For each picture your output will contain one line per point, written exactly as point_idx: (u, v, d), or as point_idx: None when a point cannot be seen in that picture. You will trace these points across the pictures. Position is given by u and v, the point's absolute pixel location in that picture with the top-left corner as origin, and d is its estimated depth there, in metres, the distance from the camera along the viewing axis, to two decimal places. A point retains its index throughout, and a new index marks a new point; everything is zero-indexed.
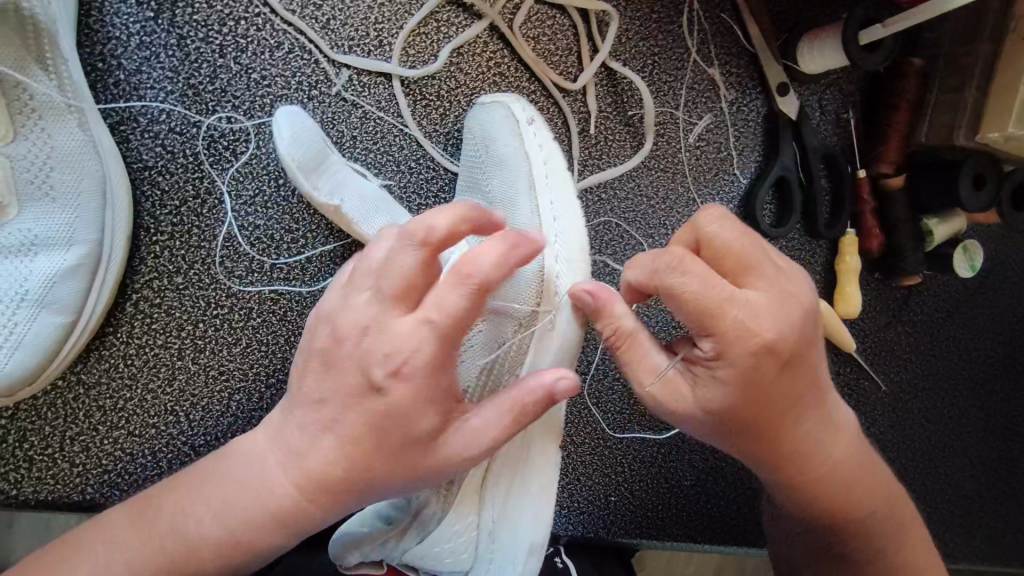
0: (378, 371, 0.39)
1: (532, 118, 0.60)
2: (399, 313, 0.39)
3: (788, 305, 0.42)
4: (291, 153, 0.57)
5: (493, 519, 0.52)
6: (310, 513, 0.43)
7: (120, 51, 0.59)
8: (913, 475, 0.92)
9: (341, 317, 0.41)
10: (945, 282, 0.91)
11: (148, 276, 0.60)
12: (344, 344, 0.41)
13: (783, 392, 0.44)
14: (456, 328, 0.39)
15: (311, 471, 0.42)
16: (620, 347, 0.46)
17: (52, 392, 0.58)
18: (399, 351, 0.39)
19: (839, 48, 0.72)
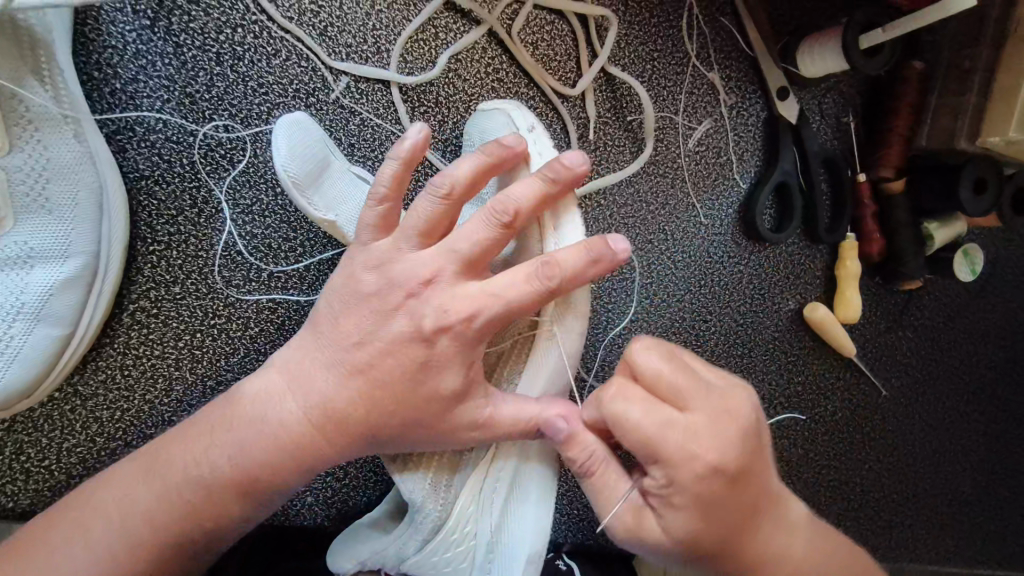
0: (427, 325, 0.45)
1: (533, 125, 0.54)
2: (455, 281, 0.46)
3: (726, 425, 0.43)
4: (288, 169, 0.53)
5: (489, 529, 0.52)
6: (319, 447, 0.47)
7: (116, 60, 0.59)
8: (914, 480, 0.92)
9: (401, 264, 0.46)
10: (946, 286, 0.90)
11: (145, 286, 0.60)
12: (398, 291, 0.46)
13: (737, 506, 0.45)
14: (480, 258, 0.46)
15: (325, 405, 0.47)
16: (591, 475, 0.47)
17: (49, 404, 0.58)
18: (454, 317, 0.45)
19: (839, 52, 0.71)
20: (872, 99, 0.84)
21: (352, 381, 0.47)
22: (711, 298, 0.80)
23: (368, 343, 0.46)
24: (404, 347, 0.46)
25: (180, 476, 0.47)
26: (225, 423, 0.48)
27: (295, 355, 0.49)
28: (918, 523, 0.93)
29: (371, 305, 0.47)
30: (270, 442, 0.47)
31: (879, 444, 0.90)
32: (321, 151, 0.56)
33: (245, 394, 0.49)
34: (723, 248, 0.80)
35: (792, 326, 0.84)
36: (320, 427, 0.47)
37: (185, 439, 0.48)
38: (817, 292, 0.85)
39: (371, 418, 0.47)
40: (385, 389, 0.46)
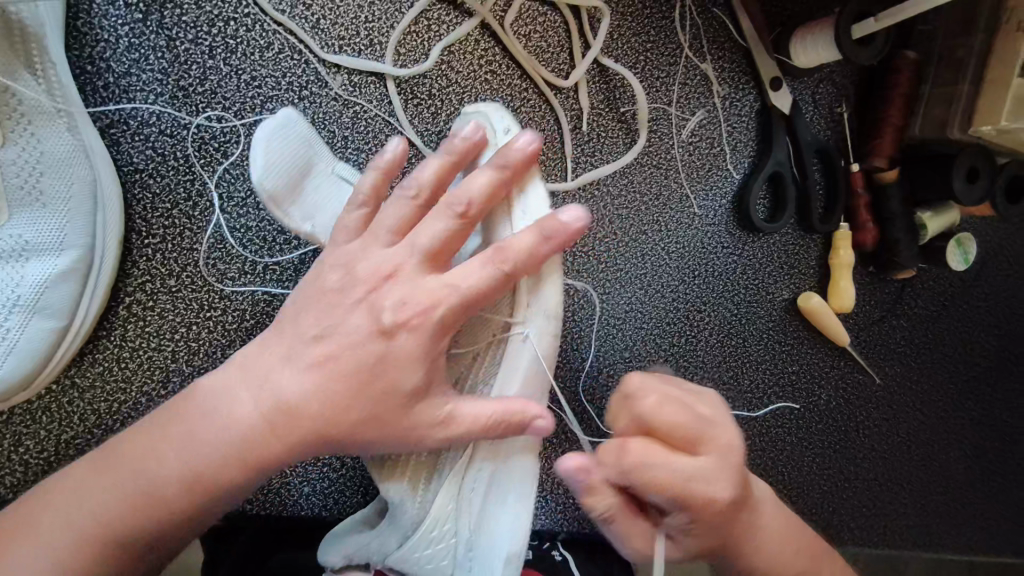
0: (386, 319, 0.47)
1: (509, 128, 0.55)
2: (417, 276, 0.48)
3: (729, 459, 0.47)
4: (264, 182, 0.53)
5: (468, 527, 0.53)
6: (273, 447, 0.47)
7: (109, 53, 0.59)
8: (908, 468, 0.93)
9: (365, 260, 0.49)
10: (939, 274, 0.91)
11: (142, 278, 0.60)
12: (362, 286, 0.48)
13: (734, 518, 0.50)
14: (443, 252, 0.49)
15: (281, 404, 0.47)
16: (614, 517, 0.49)
17: (47, 396, 0.58)
18: (415, 307, 0.47)
19: (830, 41, 0.72)
20: (865, 89, 0.84)
21: (309, 376, 0.47)
22: (705, 288, 0.80)
23: (324, 339, 0.48)
24: (359, 345, 0.47)
25: (136, 465, 0.47)
26: (183, 416, 0.48)
27: (254, 351, 0.49)
28: (913, 510, 0.93)
29: (333, 300, 0.49)
30: (223, 438, 0.47)
31: (873, 432, 0.90)
32: (303, 160, 0.56)
33: (204, 390, 0.49)
34: (718, 239, 0.80)
35: (786, 316, 0.84)
36: (271, 424, 0.47)
37: (143, 432, 0.49)
38: (810, 282, 0.85)
39: (321, 417, 0.47)
40: (338, 385, 0.47)
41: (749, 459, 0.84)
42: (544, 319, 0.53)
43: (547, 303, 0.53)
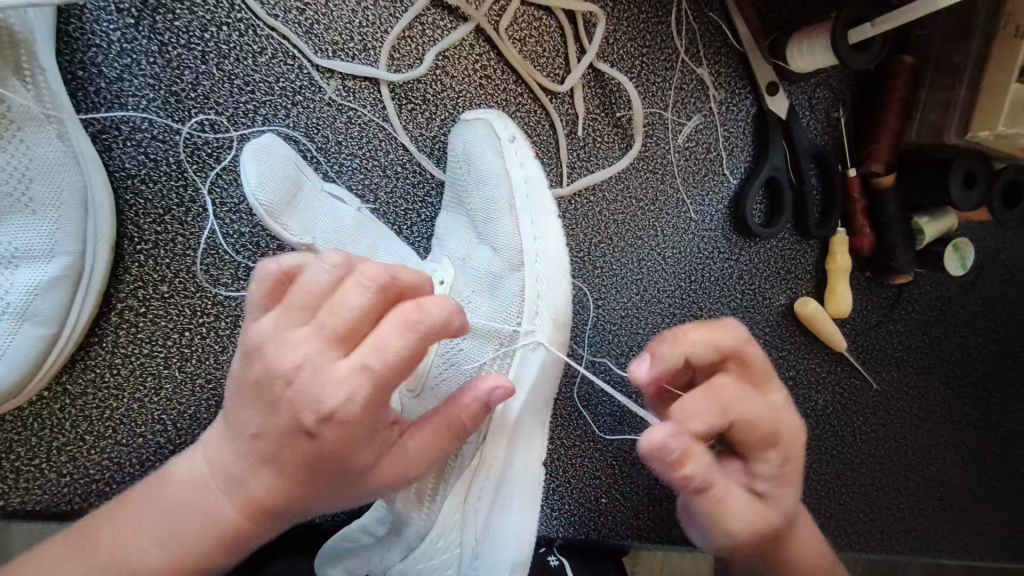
0: (309, 418, 0.39)
1: (514, 135, 0.62)
2: (331, 363, 0.38)
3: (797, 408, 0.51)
4: (259, 197, 0.55)
5: (475, 535, 0.53)
6: (253, 528, 0.44)
7: (100, 58, 0.58)
8: (905, 473, 0.92)
9: (275, 348, 0.38)
10: (936, 279, 0.90)
11: (133, 284, 0.60)
12: (276, 381, 0.39)
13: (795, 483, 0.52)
14: (352, 334, 0.38)
15: (249, 494, 0.43)
16: (713, 480, 0.46)
17: (38, 403, 0.58)
18: (336, 394, 0.38)
19: (826, 47, 0.71)
20: (862, 94, 0.83)
21: (265, 470, 0.42)
22: (702, 293, 0.80)
23: (263, 438, 0.41)
24: (300, 442, 0.40)
25: (106, 558, 0.44)
26: (153, 505, 0.45)
27: (212, 438, 0.45)
28: (910, 515, 0.93)
29: (255, 396, 0.40)
30: (199, 529, 0.44)
31: (870, 437, 0.90)
32: (291, 176, 0.57)
33: (172, 476, 0.46)
34: (714, 244, 0.80)
35: (783, 321, 0.84)
36: (249, 513, 0.43)
37: (114, 520, 0.45)
38: (807, 287, 0.85)
39: (300, 498, 0.43)
40: (305, 475, 0.42)
41: None
42: (551, 320, 0.57)
43: (555, 304, 0.58)
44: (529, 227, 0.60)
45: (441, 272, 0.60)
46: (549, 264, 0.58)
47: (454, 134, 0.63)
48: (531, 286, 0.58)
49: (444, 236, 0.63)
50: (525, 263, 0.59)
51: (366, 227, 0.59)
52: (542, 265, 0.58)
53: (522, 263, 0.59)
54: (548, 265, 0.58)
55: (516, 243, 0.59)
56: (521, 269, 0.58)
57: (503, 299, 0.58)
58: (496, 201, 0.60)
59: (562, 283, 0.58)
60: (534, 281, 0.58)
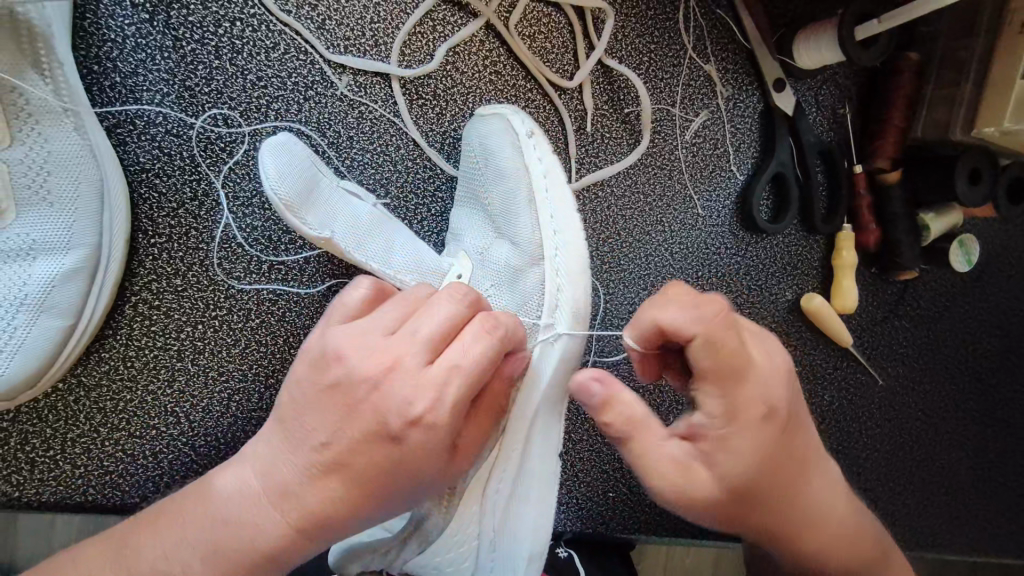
0: (395, 419, 0.42)
1: (531, 129, 0.63)
2: (422, 366, 0.42)
3: (780, 367, 0.44)
4: (279, 191, 0.54)
5: (493, 527, 0.54)
6: (298, 542, 0.44)
7: (115, 53, 0.59)
8: (909, 469, 0.93)
9: (365, 353, 0.43)
10: (942, 275, 0.91)
11: (147, 277, 0.60)
12: (363, 384, 0.42)
13: (790, 456, 0.45)
14: (441, 341, 0.43)
15: (303, 504, 0.43)
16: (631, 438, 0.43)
17: (52, 395, 0.59)
18: (425, 395, 0.42)
19: (834, 44, 0.72)
20: (868, 91, 0.84)
21: (328, 479, 0.43)
22: (709, 288, 0.81)
23: (336, 443, 0.42)
24: (379, 446, 0.42)
25: (148, 566, 0.44)
26: (195, 516, 0.45)
27: (264, 449, 0.45)
28: (913, 510, 0.93)
29: (339, 400, 0.43)
30: (245, 544, 0.44)
31: (875, 433, 0.91)
32: (305, 173, 0.56)
33: (215, 487, 0.46)
34: (721, 240, 0.81)
35: (789, 316, 0.84)
36: (297, 525, 0.44)
37: (156, 530, 0.45)
38: (813, 283, 0.85)
39: (356, 511, 0.44)
40: (371, 484, 0.43)
41: None
42: (570, 312, 0.59)
43: (574, 297, 0.59)
44: (549, 221, 0.61)
45: (459, 266, 0.61)
46: (568, 258, 0.60)
47: (470, 129, 0.65)
48: (552, 278, 0.60)
49: (460, 231, 0.64)
50: (546, 257, 0.60)
51: (384, 221, 0.59)
52: (561, 258, 0.60)
53: (542, 256, 0.60)
54: (566, 259, 0.60)
55: (537, 237, 0.60)
56: (540, 263, 0.60)
57: (526, 291, 0.60)
58: (517, 192, 0.61)
59: (581, 274, 0.60)
60: (554, 274, 0.60)
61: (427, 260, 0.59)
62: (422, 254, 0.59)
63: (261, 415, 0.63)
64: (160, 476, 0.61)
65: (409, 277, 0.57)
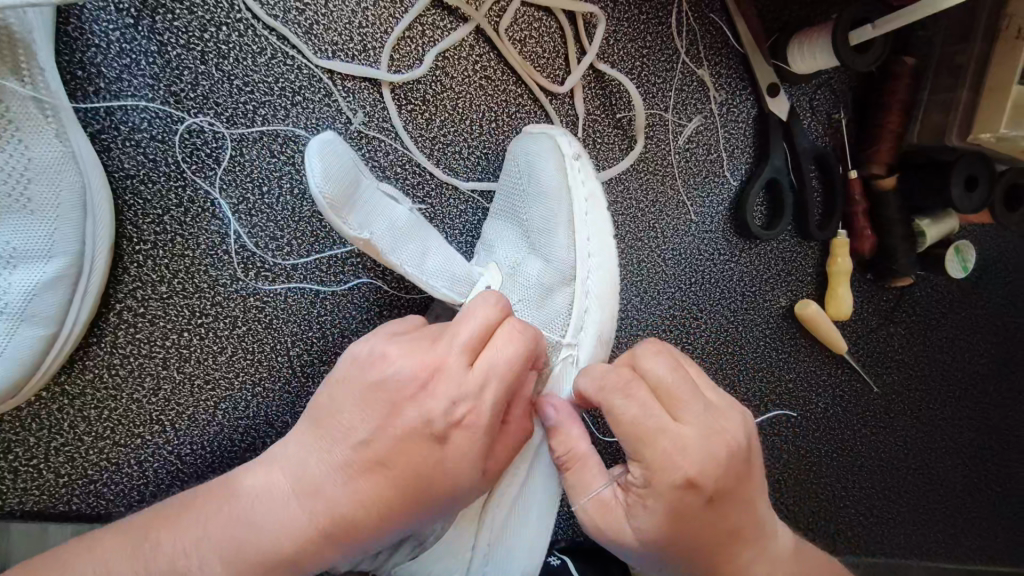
0: (440, 421, 0.45)
1: (579, 153, 0.62)
2: (464, 368, 0.45)
3: (716, 446, 0.46)
4: (325, 192, 0.47)
5: (487, 540, 0.55)
6: (313, 547, 0.45)
7: (99, 58, 0.58)
8: (904, 477, 0.92)
9: (406, 355, 0.46)
10: (938, 281, 0.90)
11: (132, 285, 0.60)
12: (404, 387, 0.45)
13: (714, 524, 0.48)
14: (479, 344, 0.46)
15: (324, 507, 0.45)
16: (570, 467, 0.52)
17: (36, 404, 0.58)
18: (467, 395, 0.45)
19: (829, 49, 0.71)
20: (863, 96, 0.83)
21: (359, 480, 0.45)
22: (702, 294, 0.80)
23: (377, 443, 0.45)
24: (420, 446, 0.45)
25: (167, 563, 0.45)
26: (217, 516, 0.46)
27: (289, 450, 0.47)
28: (908, 518, 0.93)
29: (380, 401, 0.46)
30: (260, 547, 0.45)
31: (870, 441, 0.90)
32: (353, 174, 0.50)
33: (239, 487, 0.47)
34: (715, 245, 0.80)
35: (783, 323, 0.84)
36: (315, 530, 0.45)
37: (175, 527, 0.46)
38: (807, 288, 0.85)
39: (385, 516, 0.46)
40: (405, 484, 0.45)
41: None
42: (596, 336, 0.60)
43: (601, 320, 0.60)
44: (584, 245, 0.61)
45: (488, 275, 0.59)
46: (599, 283, 0.61)
47: (514, 147, 0.64)
48: (580, 300, 0.60)
49: (493, 242, 0.62)
50: (577, 278, 0.60)
51: (420, 230, 0.56)
52: (592, 282, 0.61)
53: (574, 277, 0.60)
54: (596, 284, 0.61)
55: (571, 259, 0.60)
56: (570, 284, 0.60)
57: (552, 310, 0.59)
58: (555, 213, 0.61)
59: (609, 299, 0.61)
60: (583, 296, 0.60)
61: (458, 269, 0.57)
62: (454, 263, 0.57)
63: (247, 423, 0.63)
64: (144, 485, 0.61)
65: (442, 285, 0.55)
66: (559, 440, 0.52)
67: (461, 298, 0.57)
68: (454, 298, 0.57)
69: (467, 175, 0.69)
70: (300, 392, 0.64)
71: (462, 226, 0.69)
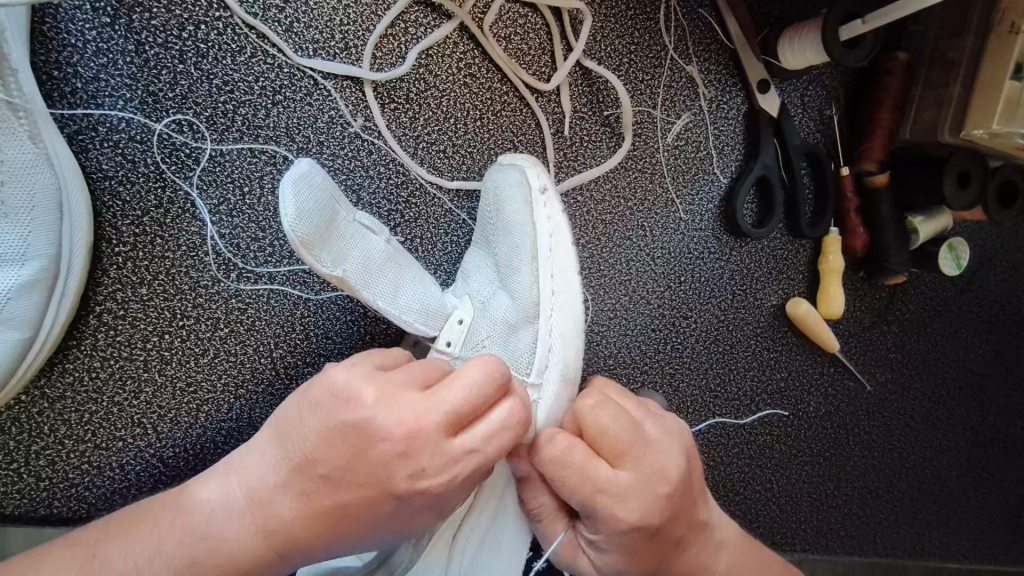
0: (407, 482, 0.44)
1: (545, 186, 0.60)
2: (444, 437, 0.44)
3: (655, 486, 0.50)
4: (298, 230, 0.46)
5: (462, 564, 0.54)
6: (263, 560, 0.46)
7: (76, 58, 0.57)
8: (898, 476, 0.91)
9: (390, 413, 0.43)
10: (931, 279, 0.89)
11: (112, 287, 0.59)
12: (378, 441, 0.43)
13: (661, 547, 0.52)
14: (464, 419, 0.44)
15: (276, 526, 0.45)
16: (543, 520, 0.54)
17: (15, 407, 0.58)
18: (442, 467, 0.44)
19: (819, 44, 0.70)
20: (855, 92, 0.82)
21: (313, 507, 0.45)
22: (692, 293, 0.79)
23: (337, 482, 0.44)
24: (379, 498, 0.45)
25: (133, 565, 0.46)
26: (180, 521, 0.46)
27: (252, 460, 0.47)
28: (901, 518, 0.92)
29: (349, 445, 0.44)
30: (215, 562, 0.46)
31: (863, 440, 0.89)
32: (329, 208, 0.49)
33: (192, 499, 0.47)
34: (705, 245, 0.79)
35: (774, 321, 0.83)
36: (271, 546, 0.46)
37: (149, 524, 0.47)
38: (799, 287, 0.84)
39: (324, 538, 0.46)
40: (352, 521, 0.46)
41: (733, 466, 0.83)
42: (560, 375, 0.56)
43: (565, 359, 0.56)
44: (548, 280, 0.58)
45: (461, 308, 0.58)
46: (562, 320, 0.57)
47: (488, 176, 0.63)
48: (543, 339, 0.56)
49: (471, 272, 0.62)
50: (540, 315, 0.57)
51: (400, 262, 0.55)
52: (556, 319, 0.57)
53: (536, 315, 0.57)
54: (561, 321, 0.57)
55: (533, 295, 0.57)
56: (534, 321, 0.57)
57: (516, 348, 0.57)
58: (518, 247, 0.58)
59: (574, 338, 0.57)
60: (547, 333, 0.57)
61: (432, 302, 0.56)
62: (428, 294, 0.56)
63: (230, 426, 0.63)
64: (126, 488, 0.60)
65: (415, 320, 0.55)
66: (529, 495, 0.54)
67: (435, 332, 0.57)
68: (427, 333, 0.56)
69: (452, 175, 0.68)
70: (284, 395, 0.64)
71: (448, 226, 0.68)
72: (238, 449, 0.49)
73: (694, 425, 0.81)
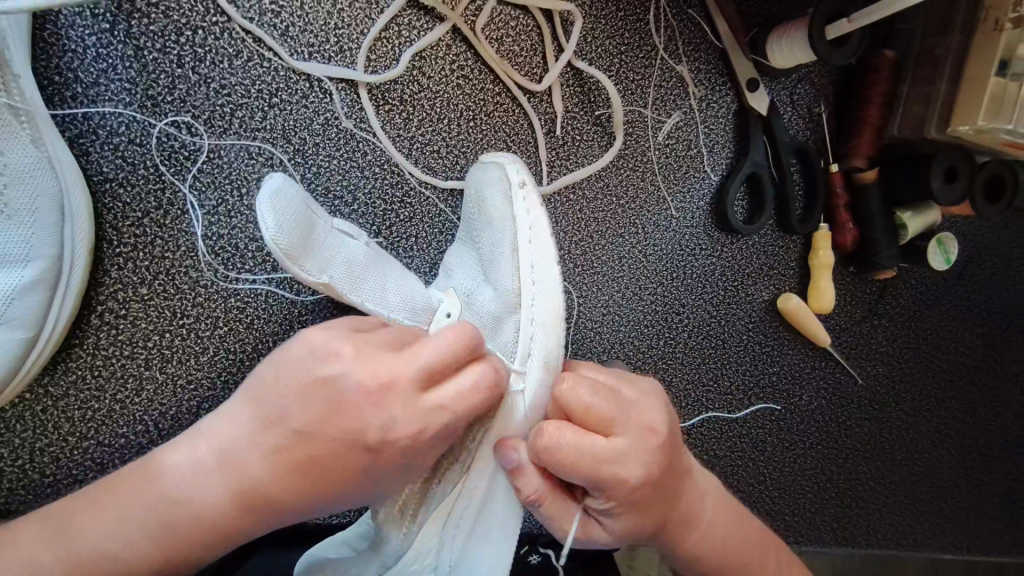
0: (379, 436, 0.46)
1: (523, 181, 0.59)
2: (417, 391, 0.47)
3: (647, 443, 0.52)
4: (279, 238, 0.47)
5: (450, 558, 0.56)
6: (234, 522, 0.47)
7: (76, 63, 0.59)
8: (890, 468, 0.93)
9: (364, 369, 0.46)
10: (921, 274, 0.90)
11: (113, 287, 0.60)
12: (352, 395, 0.46)
13: (665, 500, 0.55)
14: (437, 377, 0.47)
15: (249, 486, 0.47)
16: (545, 503, 0.54)
17: (20, 405, 0.59)
18: (415, 421, 0.46)
19: (805, 43, 0.71)
20: (844, 90, 0.83)
21: (285, 467, 0.46)
22: (683, 289, 0.80)
23: (312, 439, 0.46)
24: (350, 453, 0.46)
25: (113, 544, 0.47)
26: (155, 490, 0.47)
27: (224, 423, 0.48)
28: (893, 509, 0.93)
29: (325, 401, 0.46)
30: (184, 520, 0.47)
31: (855, 432, 0.90)
32: (306, 215, 0.51)
33: (163, 463, 0.48)
34: (696, 241, 0.80)
35: (766, 316, 0.84)
36: (240, 506, 0.47)
37: (126, 500, 0.48)
38: (790, 283, 0.85)
39: (297, 500, 0.48)
40: (325, 481, 0.47)
41: (726, 460, 0.85)
42: (544, 362, 0.55)
43: (547, 348, 0.56)
44: (529, 271, 0.57)
45: (447, 303, 0.59)
46: (545, 310, 0.57)
47: (468, 174, 0.65)
48: (525, 327, 0.56)
49: (454, 267, 0.64)
50: (523, 304, 0.57)
51: (381, 263, 0.56)
52: (538, 309, 0.57)
53: (517, 304, 0.57)
54: (543, 312, 0.57)
55: (515, 287, 0.57)
56: (517, 310, 0.57)
57: (501, 338, 0.57)
58: (499, 240, 0.58)
59: (558, 325, 0.57)
60: (531, 321, 0.57)
61: (418, 299, 0.57)
62: (414, 292, 0.57)
63: None
64: None
65: (405, 316, 0.56)
66: (523, 482, 0.53)
67: (426, 325, 0.57)
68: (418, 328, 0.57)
69: (446, 174, 0.69)
70: None
71: (443, 225, 0.70)
72: (209, 414, 0.50)
73: (687, 419, 0.82)
